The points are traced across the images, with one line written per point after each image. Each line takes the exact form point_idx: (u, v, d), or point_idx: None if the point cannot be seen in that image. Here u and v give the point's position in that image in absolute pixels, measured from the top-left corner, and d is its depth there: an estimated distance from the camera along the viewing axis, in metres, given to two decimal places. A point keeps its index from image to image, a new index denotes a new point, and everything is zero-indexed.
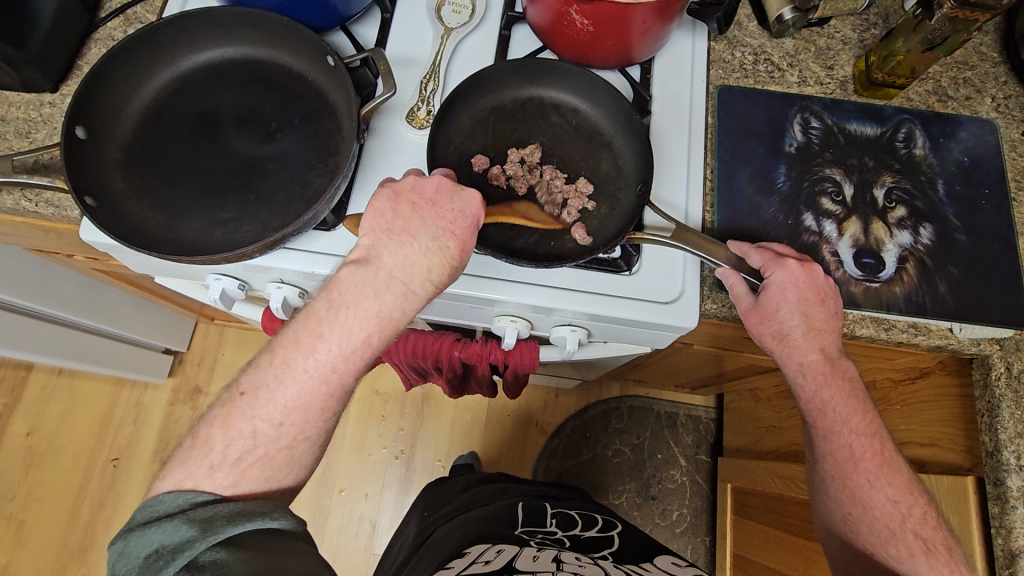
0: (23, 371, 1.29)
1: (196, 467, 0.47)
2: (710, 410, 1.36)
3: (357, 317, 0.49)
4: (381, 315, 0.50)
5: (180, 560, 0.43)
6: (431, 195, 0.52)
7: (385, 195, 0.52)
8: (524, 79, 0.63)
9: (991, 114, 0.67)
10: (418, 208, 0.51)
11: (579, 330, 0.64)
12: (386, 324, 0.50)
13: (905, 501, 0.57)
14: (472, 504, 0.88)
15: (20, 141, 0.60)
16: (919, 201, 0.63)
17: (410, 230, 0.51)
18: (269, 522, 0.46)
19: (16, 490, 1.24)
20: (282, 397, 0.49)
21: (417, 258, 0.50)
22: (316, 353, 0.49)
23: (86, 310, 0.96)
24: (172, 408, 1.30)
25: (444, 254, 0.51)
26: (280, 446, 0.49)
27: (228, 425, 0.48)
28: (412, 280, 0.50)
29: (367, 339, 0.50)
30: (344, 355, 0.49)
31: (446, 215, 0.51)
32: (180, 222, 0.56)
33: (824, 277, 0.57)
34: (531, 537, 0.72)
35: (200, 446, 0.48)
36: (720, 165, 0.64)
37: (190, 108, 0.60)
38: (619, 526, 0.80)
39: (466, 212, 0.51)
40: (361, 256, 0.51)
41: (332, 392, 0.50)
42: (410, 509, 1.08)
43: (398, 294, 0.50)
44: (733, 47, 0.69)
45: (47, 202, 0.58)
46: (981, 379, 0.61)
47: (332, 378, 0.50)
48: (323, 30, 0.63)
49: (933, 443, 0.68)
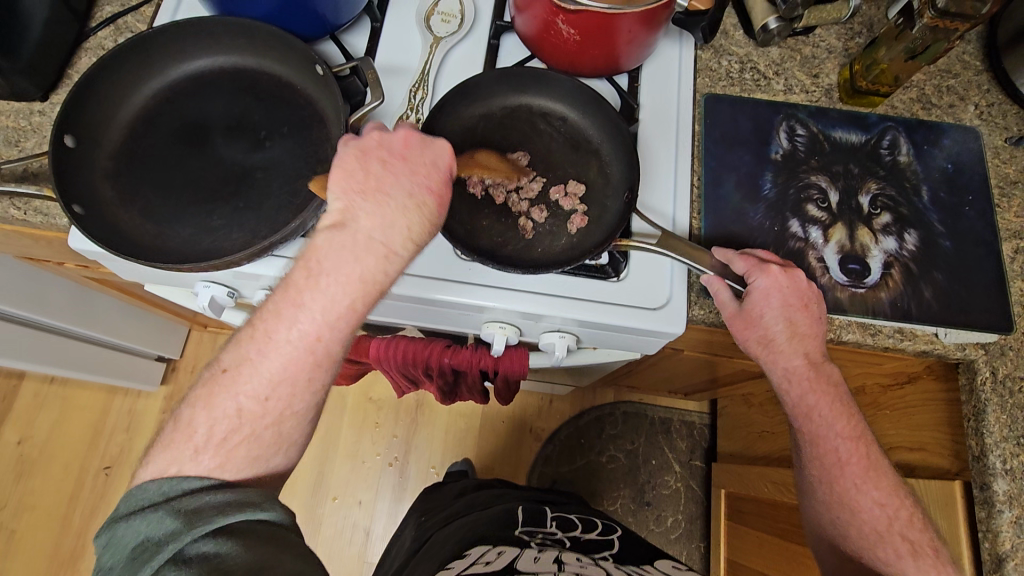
0: (14, 380, 1.28)
1: (181, 452, 0.46)
2: (704, 416, 1.37)
3: (339, 283, 0.47)
4: (364, 278, 0.48)
5: (168, 549, 0.41)
6: (400, 150, 0.51)
7: (351, 153, 0.50)
8: (512, 87, 0.63)
9: (974, 121, 0.68)
10: (390, 166, 0.50)
11: (568, 336, 0.64)
12: (369, 287, 0.48)
13: (891, 505, 0.57)
14: (470, 508, 0.88)
15: (9, 150, 0.60)
16: (904, 208, 0.64)
17: (384, 189, 0.49)
18: (257, 513, 0.44)
19: (7, 499, 1.23)
20: (268, 368, 0.47)
21: (395, 217, 0.49)
22: (299, 323, 0.47)
23: (77, 317, 0.96)
24: (165, 415, 1.29)
25: (422, 211, 0.50)
26: (267, 423, 0.47)
27: (212, 406, 0.47)
28: (392, 241, 0.49)
29: (351, 305, 0.48)
30: (328, 323, 0.47)
31: (418, 170, 0.51)
32: (170, 230, 0.56)
33: (808, 283, 0.57)
34: (532, 537, 0.72)
35: (182, 430, 0.46)
36: (706, 172, 0.65)
37: (180, 117, 0.60)
38: (618, 529, 0.80)
39: (437, 165, 0.51)
40: (336, 220, 0.49)
41: (320, 361, 0.48)
42: (407, 513, 1.08)
43: (379, 258, 0.48)
44: (719, 55, 0.70)
45: (35, 210, 0.58)
46: (967, 383, 0.62)
47: (318, 347, 0.48)
48: (313, 39, 0.64)
49: (920, 448, 0.68)
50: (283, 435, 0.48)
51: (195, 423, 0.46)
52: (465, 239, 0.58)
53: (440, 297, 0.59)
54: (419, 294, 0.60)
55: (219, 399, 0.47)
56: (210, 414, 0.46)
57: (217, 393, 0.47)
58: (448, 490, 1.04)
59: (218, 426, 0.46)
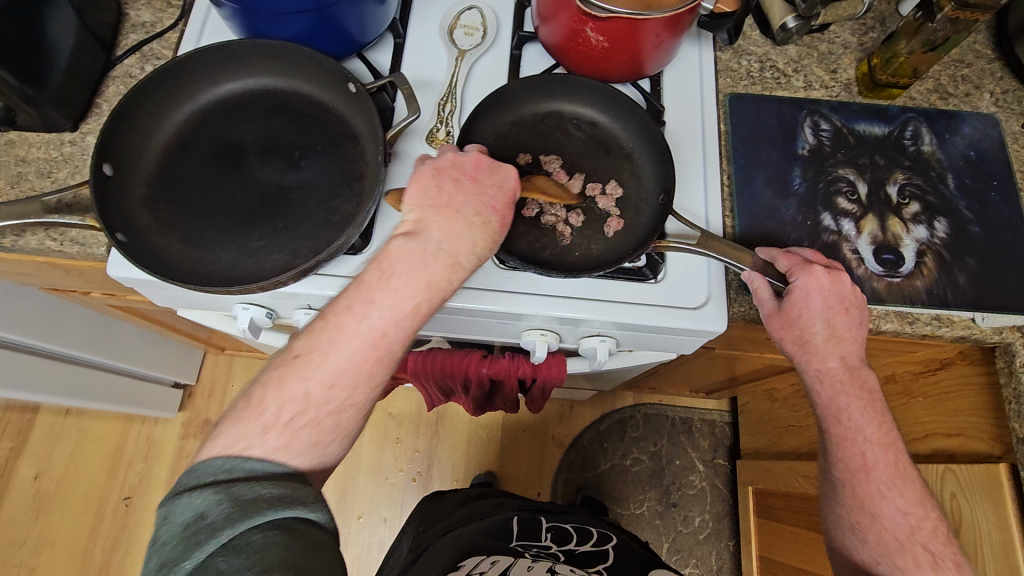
0: (29, 414, 1.27)
1: (249, 428, 0.46)
2: (724, 414, 1.37)
3: (410, 286, 0.49)
4: (430, 284, 0.49)
5: (221, 537, 0.41)
6: (471, 171, 0.53)
7: (426, 171, 0.53)
8: (542, 94, 0.64)
9: (991, 109, 0.70)
10: (461, 185, 0.52)
11: (608, 340, 0.64)
12: (435, 293, 0.50)
13: (915, 514, 0.57)
14: (467, 518, 0.88)
15: (42, 181, 0.60)
16: (931, 196, 0.65)
17: (455, 205, 0.51)
18: (307, 512, 0.44)
19: (26, 535, 1.21)
20: (324, 368, 0.47)
21: (462, 231, 0.51)
22: (369, 319, 0.48)
23: (94, 346, 0.95)
24: (185, 442, 1.28)
25: (487, 229, 0.52)
26: (330, 410, 0.48)
27: (283, 387, 0.47)
28: (459, 252, 0.50)
29: (416, 306, 0.49)
30: (396, 322, 0.48)
31: (487, 190, 0.53)
32: (210, 254, 0.56)
33: (852, 288, 0.58)
34: (527, 550, 0.75)
35: (253, 407, 0.47)
36: (736, 170, 0.65)
37: (213, 141, 0.60)
38: (612, 539, 0.83)
39: (505, 185, 0.53)
40: (410, 229, 0.51)
41: (383, 358, 0.49)
42: (406, 520, 1.07)
43: (445, 266, 0.50)
44: (739, 55, 0.71)
45: (72, 240, 0.58)
46: (1005, 366, 0.62)
47: (383, 344, 0.48)
48: (340, 57, 0.64)
49: (959, 433, 0.69)
50: (330, 433, 0.48)
51: (265, 402, 0.47)
52: (506, 246, 0.59)
53: (484, 307, 0.60)
54: (462, 304, 0.60)
55: (290, 381, 0.47)
56: (285, 395, 0.47)
57: (300, 375, 0.47)
58: (451, 500, 1.03)
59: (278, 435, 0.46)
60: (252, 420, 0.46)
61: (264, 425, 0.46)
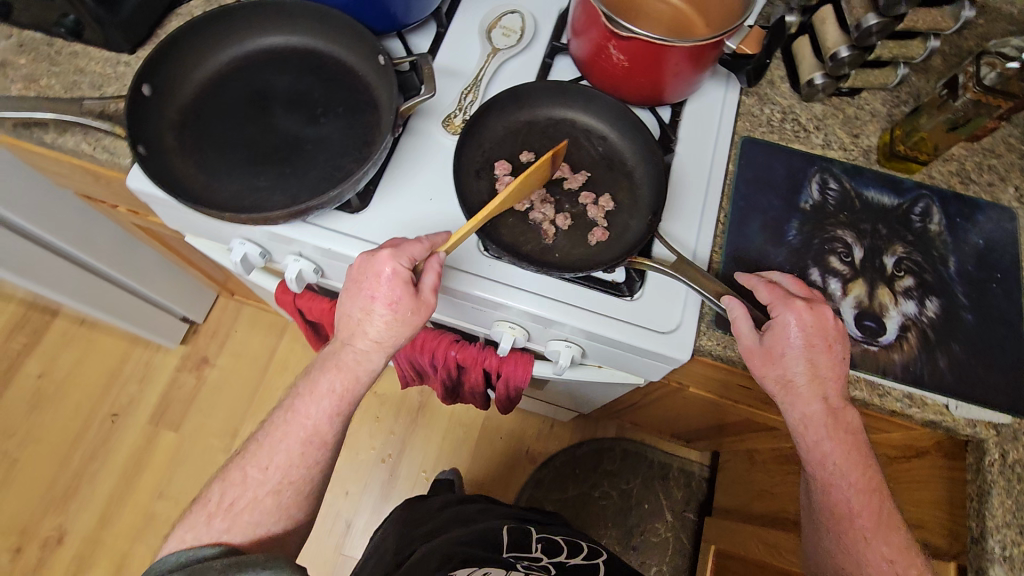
0: (48, 316, 1.35)
1: (196, 520, 0.54)
2: (704, 468, 1.34)
3: (323, 376, 0.57)
4: (340, 367, 0.57)
5: None
6: (353, 276, 0.56)
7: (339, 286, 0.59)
8: (560, 100, 0.66)
9: (1012, 203, 0.68)
10: (348, 293, 0.56)
11: (574, 346, 0.66)
12: (350, 379, 0.57)
13: (900, 561, 0.55)
14: (453, 524, 0.87)
15: (92, 92, 0.65)
16: (928, 275, 0.64)
17: (348, 311, 0.57)
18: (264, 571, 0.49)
19: (16, 428, 1.28)
20: (268, 444, 0.57)
21: (357, 325, 0.56)
22: (293, 409, 0.58)
23: (116, 262, 1.01)
24: (179, 373, 1.34)
25: (377, 315, 0.55)
26: (268, 489, 0.56)
27: (226, 479, 0.57)
28: (360, 338, 0.57)
29: (332, 387, 0.57)
30: (313, 404, 0.57)
31: (364, 283, 0.55)
32: (218, 184, 0.60)
33: (832, 320, 0.57)
34: (518, 562, 0.73)
35: (199, 504, 0.56)
36: (733, 211, 0.66)
37: (248, 85, 0.65)
38: (602, 554, 0.83)
39: (380, 274, 0.54)
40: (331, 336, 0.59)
41: (310, 437, 0.57)
42: (387, 521, 1.05)
43: (354, 356, 0.57)
44: (763, 103, 0.72)
45: (104, 148, 0.63)
46: (974, 463, 0.60)
47: (310, 426, 0.57)
48: (381, 33, 0.68)
49: (920, 525, 0.65)
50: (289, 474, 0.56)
51: (210, 495, 0.56)
52: (489, 233, 0.60)
53: (457, 287, 0.61)
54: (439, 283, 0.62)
55: (232, 471, 0.57)
56: (228, 483, 0.56)
57: (240, 464, 0.57)
58: (429, 503, 1.02)
59: (227, 494, 0.55)
60: (200, 512, 0.55)
61: (208, 515, 0.54)
